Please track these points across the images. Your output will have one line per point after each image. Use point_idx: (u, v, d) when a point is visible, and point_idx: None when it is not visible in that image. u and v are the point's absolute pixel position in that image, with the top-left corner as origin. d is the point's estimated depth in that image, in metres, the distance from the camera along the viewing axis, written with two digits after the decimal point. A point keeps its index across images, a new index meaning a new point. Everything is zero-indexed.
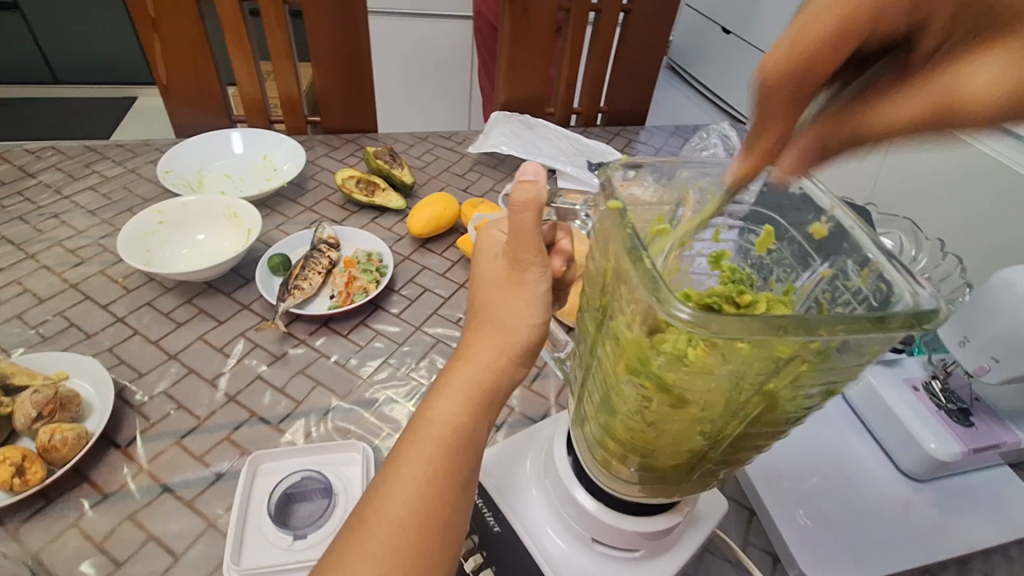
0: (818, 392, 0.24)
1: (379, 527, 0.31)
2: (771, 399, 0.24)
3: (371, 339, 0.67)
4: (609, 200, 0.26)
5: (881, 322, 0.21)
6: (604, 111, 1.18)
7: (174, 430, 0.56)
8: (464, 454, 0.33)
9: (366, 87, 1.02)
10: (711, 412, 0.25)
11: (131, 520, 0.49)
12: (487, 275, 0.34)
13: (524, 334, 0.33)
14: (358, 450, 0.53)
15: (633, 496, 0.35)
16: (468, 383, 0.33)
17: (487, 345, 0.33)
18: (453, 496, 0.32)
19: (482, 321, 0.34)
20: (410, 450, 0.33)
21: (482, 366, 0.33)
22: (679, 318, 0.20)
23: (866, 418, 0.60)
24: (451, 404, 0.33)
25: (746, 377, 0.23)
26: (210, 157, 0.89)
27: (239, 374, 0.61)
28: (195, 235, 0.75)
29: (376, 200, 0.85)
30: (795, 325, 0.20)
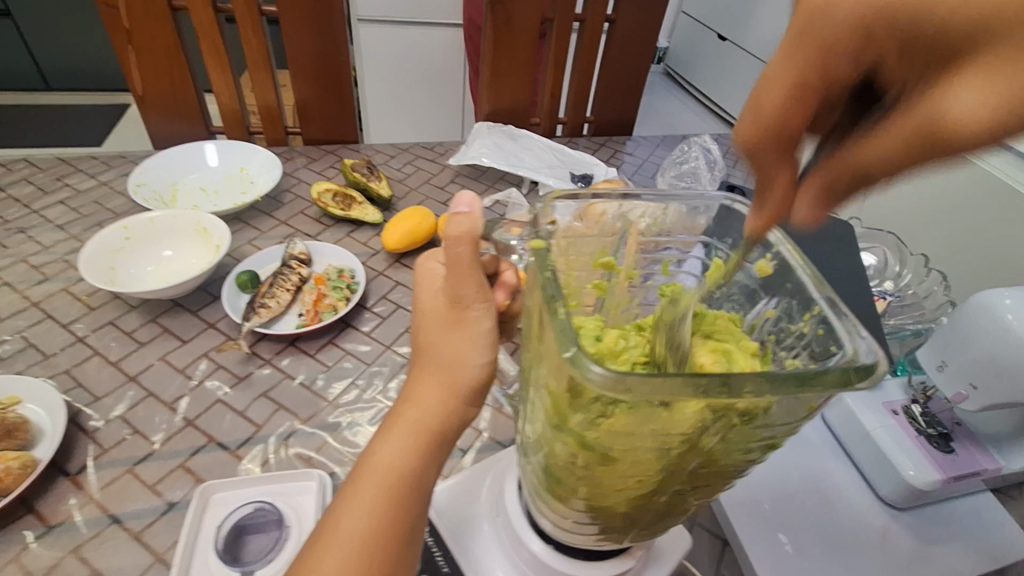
0: (760, 447, 0.23)
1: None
2: (707, 456, 0.23)
3: (339, 359, 0.65)
4: (534, 238, 0.24)
5: (812, 377, 0.19)
6: (590, 121, 1.16)
7: (127, 457, 0.54)
8: (411, 501, 0.31)
9: (346, 97, 1.01)
10: (643, 469, 0.23)
11: (75, 553, 0.47)
12: (427, 310, 0.32)
13: (468, 375, 0.31)
14: (314, 479, 0.51)
15: (587, 543, 0.33)
16: (413, 426, 0.31)
17: (432, 387, 0.31)
18: (394, 547, 0.31)
19: (428, 360, 0.32)
20: (355, 499, 0.31)
21: (428, 408, 0.31)
22: (594, 376, 0.19)
23: (845, 442, 0.58)
24: (396, 448, 0.31)
25: (674, 435, 0.21)
26: (185, 170, 0.88)
27: (199, 397, 0.60)
28: (163, 251, 0.73)
29: (352, 214, 0.84)
30: (720, 380, 0.19)
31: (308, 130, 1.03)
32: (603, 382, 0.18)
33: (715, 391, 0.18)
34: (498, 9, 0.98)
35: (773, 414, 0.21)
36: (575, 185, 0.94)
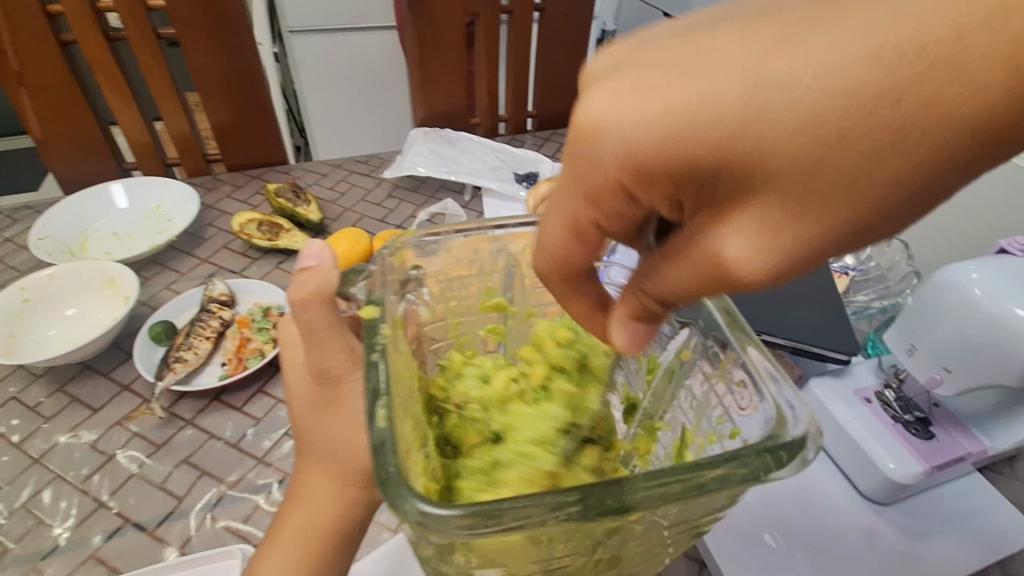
0: (669, 525, 0.25)
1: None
2: (612, 541, 0.24)
3: (271, 409, 0.59)
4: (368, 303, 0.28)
5: (666, 477, 0.22)
6: (533, 115, 1.11)
7: (32, 554, 0.48)
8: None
9: (267, 117, 0.94)
10: (556, 565, 0.24)
11: None
12: (302, 397, 0.31)
13: (352, 461, 0.29)
14: (239, 555, 0.45)
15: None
16: (303, 530, 0.30)
17: (320, 479, 0.31)
18: None
19: (308, 453, 0.30)
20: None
21: (316, 506, 0.30)
22: (432, 513, 0.20)
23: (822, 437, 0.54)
24: (283, 562, 0.29)
25: (547, 544, 0.23)
26: (93, 215, 0.81)
27: (112, 473, 0.54)
28: (67, 310, 0.66)
29: (280, 243, 0.77)
30: (575, 499, 0.21)
31: (230, 157, 0.96)
32: (442, 518, 0.20)
33: (572, 509, 0.21)
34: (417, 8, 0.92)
35: (640, 517, 0.23)
36: (520, 187, 0.89)
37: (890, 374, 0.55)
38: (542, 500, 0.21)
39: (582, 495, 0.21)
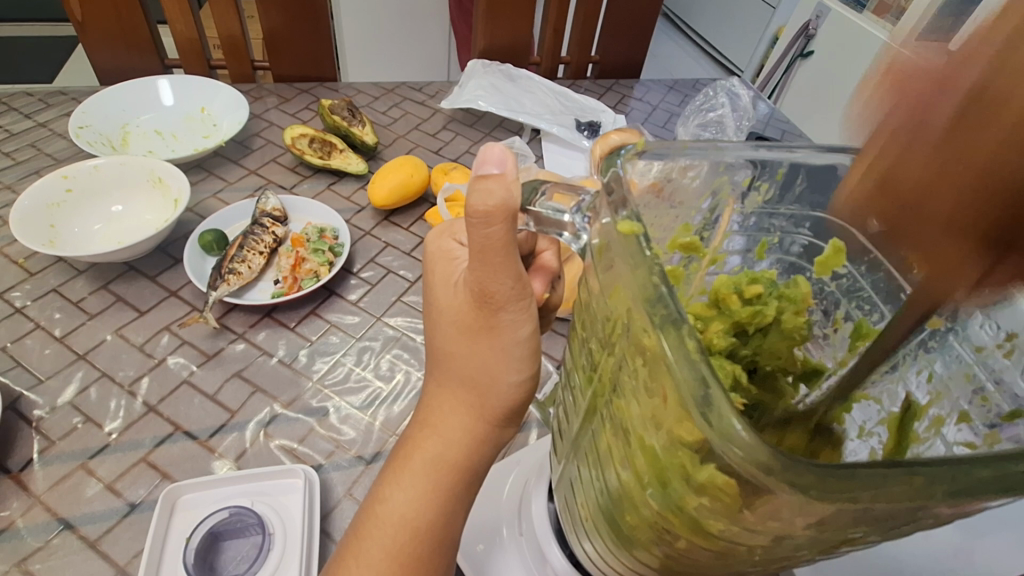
0: (926, 521, 0.18)
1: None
2: (839, 541, 0.18)
3: (324, 332, 0.58)
4: (621, 219, 0.17)
5: (1007, 462, 0.15)
6: (595, 61, 1.04)
7: (80, 450, 0.47)
8: (429, 558, 0.26)
9: (321, 28, 0.87)
10: (752, 551, 0.18)
11: (21, 567, 0.41)
12: (446, 312, 0.25)
13: (501, 394, 0.24)
14: (303, 477, 0.44)
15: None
16: (430, 466, 0.26)
17: (455, 413, 0.25)
18: None
19: (444, 374, 0.25)
20: (353, 561, 0.26)
21: (449, 443, 0.25)
22: (731, 453, 0.13)
23: None
24: (408, 496, 0.26)
25: (822, 533, 0.16)
26: (136, 110, 0.76)
27: (162, 378, 0.52)
28: (111, 206, 0.63)
29: (333, 163, 0.74)
30: (907, 470, 0.14)
31: (279, 66, 0.90)
32: (755, 455, 0.13)
33: (906, 484, 0.14)
34: None
35: (960, 508, 0.16)
36: (582, 135, 0.85)
37: None
38: (872, 468, 0.14)
39: (914, 466, 0.14)
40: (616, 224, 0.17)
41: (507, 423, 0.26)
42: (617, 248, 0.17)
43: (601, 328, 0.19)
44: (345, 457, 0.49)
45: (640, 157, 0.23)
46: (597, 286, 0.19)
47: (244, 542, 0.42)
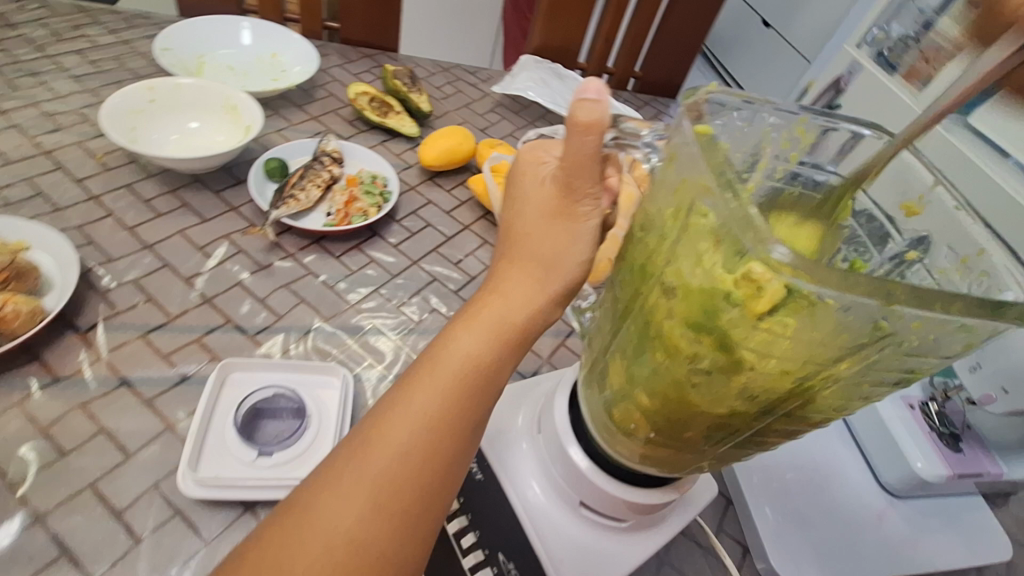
0: (893, 379, 0.23)
1: (358, 480, 0.26)
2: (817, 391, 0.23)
3: (364, 266, 0.63)
4: (697, 124, 0.23)
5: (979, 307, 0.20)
6: (638, 77, 1.12)
7: (140, 324, 0.51)
8: (477, 406, 0.28)
9: (394, 1, 0.94)
10: (761, 390, 0.23)
11: (82, 409, 0.45)
12: (532, 198, 0.29)
13: (568, 271, 0.29)
14: (339, 375, 0.50)
15: (630, 460, 0.33)
16: (496, 321, 0.28)
17: (523, 282, 0.29)
18: (459, 447, 0.28)
19: (518, 251, 0.29)
20: (412, 395, 0.28)
21: (512, 307, 0.29)
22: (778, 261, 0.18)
23: (862, 442, 0.60)
24: (470, 344, 0.28)
25: (821, 362, 0.21)
26: (214, 44, 0.81)
27: (218, 277, 0.57)
28: (187, 122, 0.68)
29: (389, 122, 0.80)
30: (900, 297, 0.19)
31: (349, 31, 0.96)
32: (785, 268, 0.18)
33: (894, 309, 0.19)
34: None
35: (908, 365, 0.22)
36: None
37: (938, 390, 0.62)
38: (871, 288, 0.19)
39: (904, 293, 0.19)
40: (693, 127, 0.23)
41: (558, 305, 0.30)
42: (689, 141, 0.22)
43: (661, 218, 0.25)
44: (374, 372, 0.54)
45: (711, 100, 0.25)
46: (664, 182, 0.25)
47: (282, 421, 0.47)
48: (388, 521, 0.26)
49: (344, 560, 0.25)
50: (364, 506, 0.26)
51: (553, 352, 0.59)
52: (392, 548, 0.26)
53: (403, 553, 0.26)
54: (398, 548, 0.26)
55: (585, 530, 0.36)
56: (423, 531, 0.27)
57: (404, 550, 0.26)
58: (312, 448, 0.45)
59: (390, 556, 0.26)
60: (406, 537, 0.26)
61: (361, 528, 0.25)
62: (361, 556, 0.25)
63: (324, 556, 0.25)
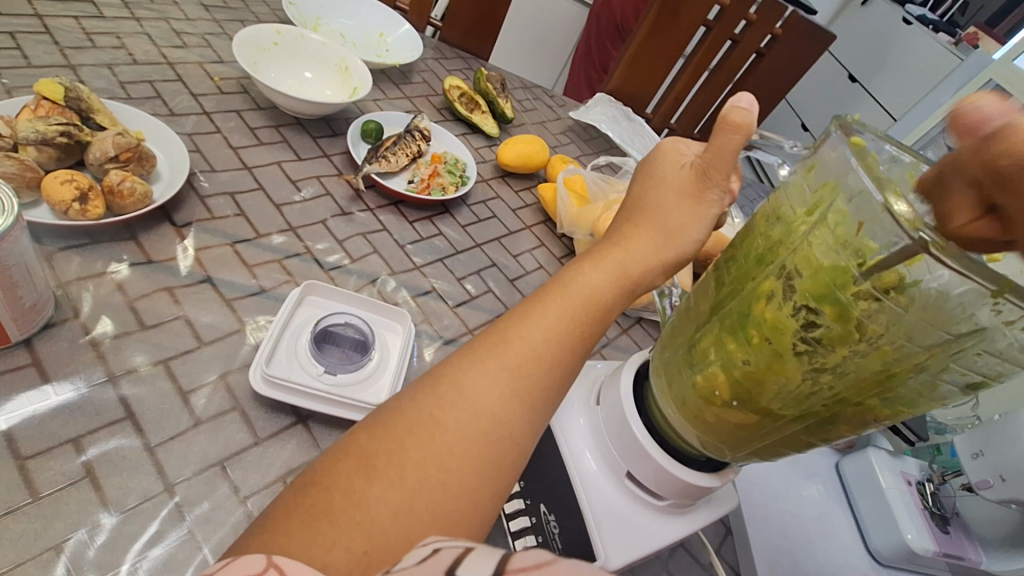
0: (962, 386, 0.27)
1: (496, 367, 0.29)
2: (897, 383, 0.27)
3: (432, 236, 0.67)
4: (849, 136, 0.27)
5: None
6: (696, 138, 1.19)
7: (230, 233, 0.54)
8: (595, 331, 0.32)
9: (497, 16, 1.01)
10: (854, 369, 0.27)
11: (167, 293, 0.48)
12: (666, 180, 0.34)
13: (685, 244, 0.33)
14: (403, 322, 0.53)
15: (689, 436, 0.36)
16: (624, 265, 0.33)
17: (648, 243, 0.33)
18: (575, 361, 0.31)
19: (645, 219, 0.34)
20: (547, 309, 0.31)
21: (637, 259, 0.33)
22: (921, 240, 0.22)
23: (857, 506, 0.64)
24: (600, 278, 0.32)
25: (917, 347, 0.25)
26: (332, 11, 0.88)
27: (305, 211, 0.60)
28: (302, 71, 0.73)
29: (474, 118, 0.85)
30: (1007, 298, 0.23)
31: (449, 31, 1.02)
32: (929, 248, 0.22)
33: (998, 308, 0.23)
34: None
35: (979, 373, 0.25)
36: None
37: (935, 474, 0.67)
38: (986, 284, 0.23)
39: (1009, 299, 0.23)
40: (846, 138, 0.27)
41: (664, 274, 0.34)
42: (841, 149, 0.27)
43: (791, 214, 0.29)
44: (428, 331, 0.57)
45: (856, 124, 0.29)
46: (803, 185, 0.29)
47: (347, 349, 0.49)
48: (519, 405, 0.28)
49: (482, 430, 0.27)
50: (500, 388, 0.28)
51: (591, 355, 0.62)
52: (519, 430, 0.28)
53: (524, 439, 0.29)
54: (523, 433, 0.28)
55: (625, 500, 0.40)
56: (540, 426, 0.30)
57: (526, 437, 0.29)
58: (371, 378, 0.48)
59: (516, 438, 0.28)
60: (530, 424, 0.29)
61: (498, 406, 0.28)
62: (496, 430, 0.27)
63: (467, 423, 0.27)
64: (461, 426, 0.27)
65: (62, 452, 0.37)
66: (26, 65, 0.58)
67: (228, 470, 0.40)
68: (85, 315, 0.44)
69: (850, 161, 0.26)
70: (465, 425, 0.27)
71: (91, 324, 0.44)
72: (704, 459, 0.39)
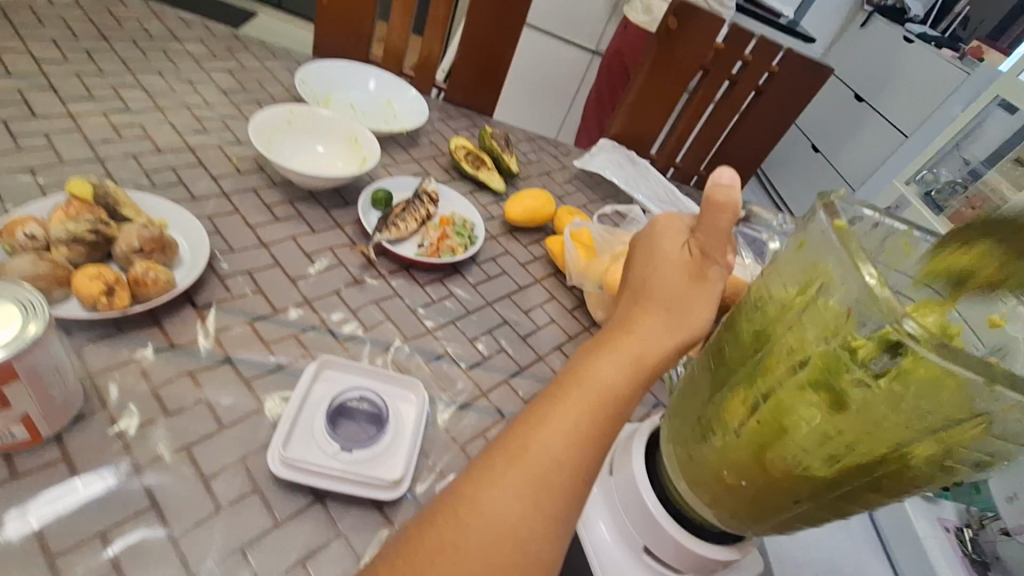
0: (975, 463, 0.26)
1: (515, 482, 0.30)
2: (903, 463, 0.27)
3: (443, 297, 0.68)
4: (831, 217, 0.28)
5: None
6: (702, 174, 1.21)
7: (248, 311, 0.57)
8: (610, 424, 0.32)
9: (499, 73, 1.05)
10: (858, 450, 0.27)
11: (189, 377, 0.49)
12: (669, 263, 0.35)
13: (691, 327, 0.34)
14: (416, 392, 0.54)
15: (702, 510, 0.36)
16: (635, 355, 0.33)
17: (657, 329, 0.33)
18: (592, 459, 0.31)
19: (651, 303, 0.34)
20: (562, 409, 0.31)
21: (646, 346, 0.33)
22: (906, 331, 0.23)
23: (894, 555, 0.62)
24: (611, 370, 0.32)
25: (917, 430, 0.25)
26: (342, 84, 0.92)
27: (320, 283, 0.63)
28: (314, 146, 0.77)
29: (480, 176, 0.87)
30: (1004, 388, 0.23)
31: (453, 92, 1.07)
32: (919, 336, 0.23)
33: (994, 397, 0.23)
34: (665, 44, 1.03)
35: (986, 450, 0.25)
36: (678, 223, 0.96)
37: (973, 517, 0.65)
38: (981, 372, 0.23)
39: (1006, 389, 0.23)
40: (829, 221, 0.28)
41: (675, 357, 0.34)
42: (825, 232, 0.28)
43: (782, 294, 0.30)
44: (443, 396, 0.58)
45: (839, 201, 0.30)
46: (794, 265, 0.30)
47: (360, 424, 0.50)
48: (539, 517, 0.30)
49: (503, 550, 0.29)
50: (518, 503, 0.30)
51: None
52: (540, 544, 0.30)
53: (548, 546, 0.30)
54: (543, 547, 0.30)
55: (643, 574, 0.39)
56: (563, 535, 0.31)
57: (548, 549, 0.30)
58: (386, 454, 0.48)
59: (538, 553, 0.29)
60: (551, 536, 0.30)
61: (517, 523, 0.29)
62: (518, 545, 0.29)
63: (488, 544, 0.29)
64: (484, 547, 0.29)
65: (90, 548, 0.38)
66: (60, 163, 0.62)
67: (249, 555, 0.41)
68: (111, 405, 0.46)
69: (834, 245, 0.27)
70: (488, 545, 0.29)
71: (118, 415, 0.45)
72: (721, 531, 0.38)
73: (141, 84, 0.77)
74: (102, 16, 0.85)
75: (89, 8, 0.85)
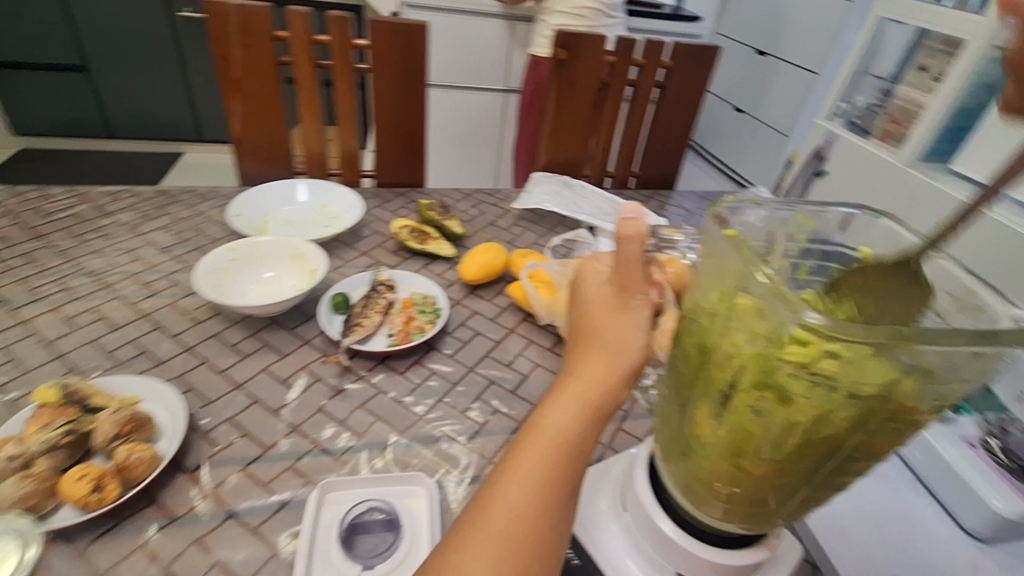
0: (933, 408, 0.27)
1: (481, 540, 0.31)
2: (866, 430, 0.28)
3: (426, 378, 0.69)
4: (723, 229, 0.30)
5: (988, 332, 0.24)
6: (637, 175, 1.25)
7: (240, 457, 0.57)
8: (570, 467, 0.33)
9: (419, 146, 1.09)
10: (820, 432, 0.28)
11: (197, 544, 0.49)
12: (597, 300, 0.37)
13: (629, 355, 0.35)
14: (422, 483, 0.54)
15: (716, 522, 0.37)
16: (580, 395, 0.34)
17: (597, 364, 0.35)
18: (559, 504, 0.33)
19: (590, 343, 0.36)
20: (519, 464, 0.33)
21: (590, 384, 0.34)
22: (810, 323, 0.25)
23: (935, 487, 0.61)
24: (559, 415, 0.34)
25: (863, 399, 0.26)
26: (275, 205, 0.95)
27: (303, 406, 0.63)
28: (263, 273, 0.79)
29: (428, 248, 0.89)
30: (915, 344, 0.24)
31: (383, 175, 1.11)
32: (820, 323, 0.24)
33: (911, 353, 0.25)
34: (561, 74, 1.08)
35: (933, 394, 0.27)
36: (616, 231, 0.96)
37: (993, 425, 0.63)
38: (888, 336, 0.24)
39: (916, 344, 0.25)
40: (723, 231, 0.30)
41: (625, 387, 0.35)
42: (722, 242, 0.30)
43: (707, 306, 0.31)
44: (451, 476, 0.58)
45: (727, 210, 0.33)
46: (709, 277, 0.32)
47: (375, 536, 0.50)
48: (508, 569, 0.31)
49: None
50: (485, 559, 0.31)
51: (611, 436, 0.62)
52: None
53: None
54: None
55: None
56: None
57: None
58: (409, 558, 0.48)
59: None
60: None
61: None
62: None
63: None
64: None
65: None
66: (22, 371, 0.63)
67: None
68: None
69: (732, 253, 0.29)
70: None
71: None
72: (742, 534, 0.39)
73: (83, 268, 0.78)
74: (31, 216, 0.87)
75: (17, 212, 0.87)
